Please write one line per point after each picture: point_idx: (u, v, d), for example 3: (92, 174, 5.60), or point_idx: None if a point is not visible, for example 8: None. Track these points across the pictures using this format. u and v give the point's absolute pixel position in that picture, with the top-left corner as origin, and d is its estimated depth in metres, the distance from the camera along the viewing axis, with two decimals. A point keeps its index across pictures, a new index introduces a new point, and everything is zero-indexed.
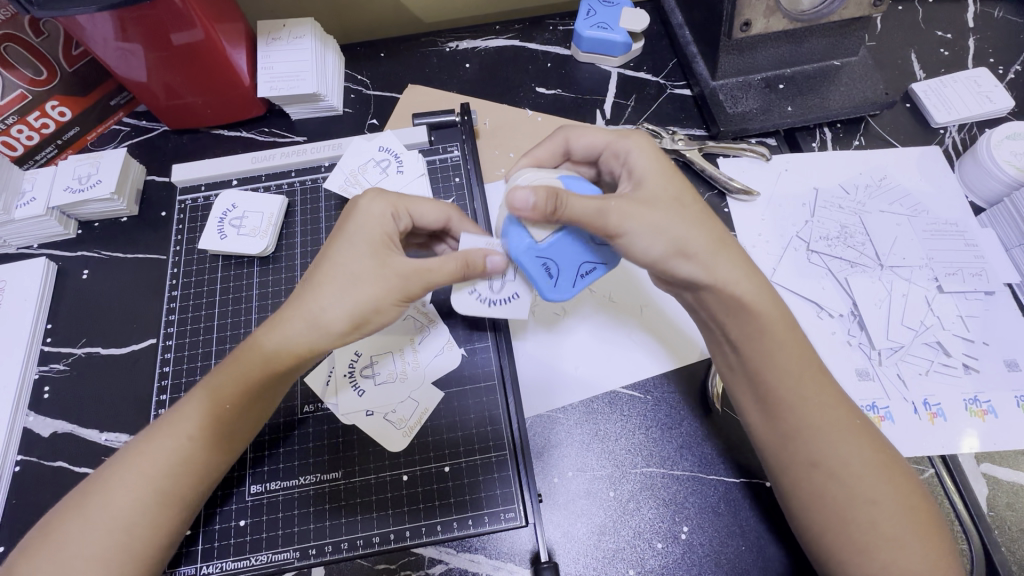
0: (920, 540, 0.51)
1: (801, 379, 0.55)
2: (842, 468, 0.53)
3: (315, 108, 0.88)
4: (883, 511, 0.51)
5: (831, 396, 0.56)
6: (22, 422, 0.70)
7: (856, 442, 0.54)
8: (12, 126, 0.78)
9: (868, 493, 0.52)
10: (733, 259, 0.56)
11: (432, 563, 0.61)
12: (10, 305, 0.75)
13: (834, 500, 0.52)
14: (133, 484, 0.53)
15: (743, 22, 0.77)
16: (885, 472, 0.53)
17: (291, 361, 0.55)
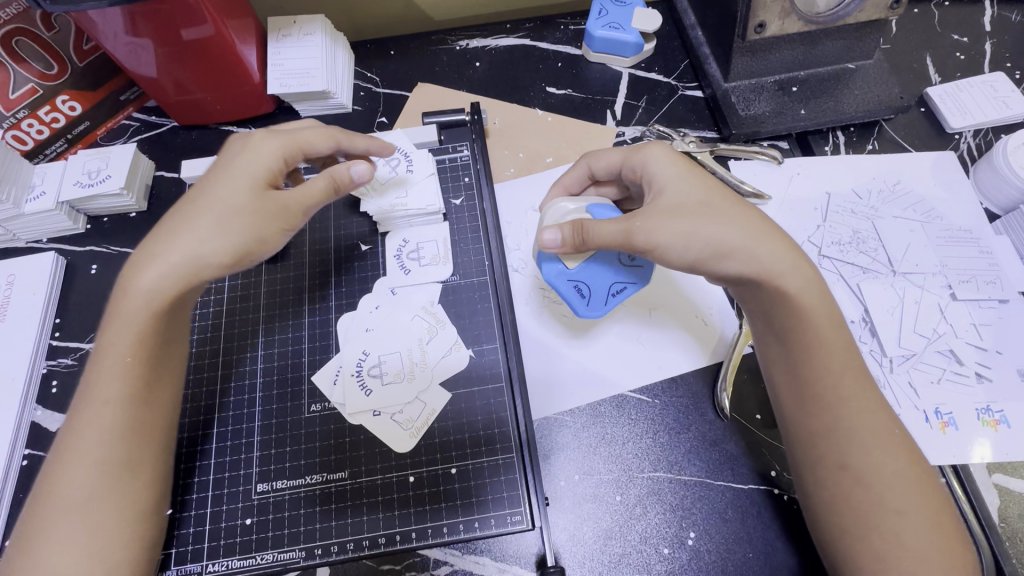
0: (944, 553, 0.50)
1: (843, 378, 0.55)
2: (874, 475, 0.52)
3: (325, 105, 0.87)
4: (909, 522, 0.51)
5: (872, 402, 0.54)
6: (30, 415, 0.70)
7: (893, 449, 0.53)
8: (22, 120, 0.78)
9: (899, 501, 0.51)
10: (775, 246, 0.56)
11: (437, 565, 0.60)
12: (19, 299, 0.75)
13: (864, 505, 0.52)
14: (78, 463, 0.51)
15: (757, 24, 0.76)
16: (919, 481, 0.52)
17: (170, 299, 0.54)
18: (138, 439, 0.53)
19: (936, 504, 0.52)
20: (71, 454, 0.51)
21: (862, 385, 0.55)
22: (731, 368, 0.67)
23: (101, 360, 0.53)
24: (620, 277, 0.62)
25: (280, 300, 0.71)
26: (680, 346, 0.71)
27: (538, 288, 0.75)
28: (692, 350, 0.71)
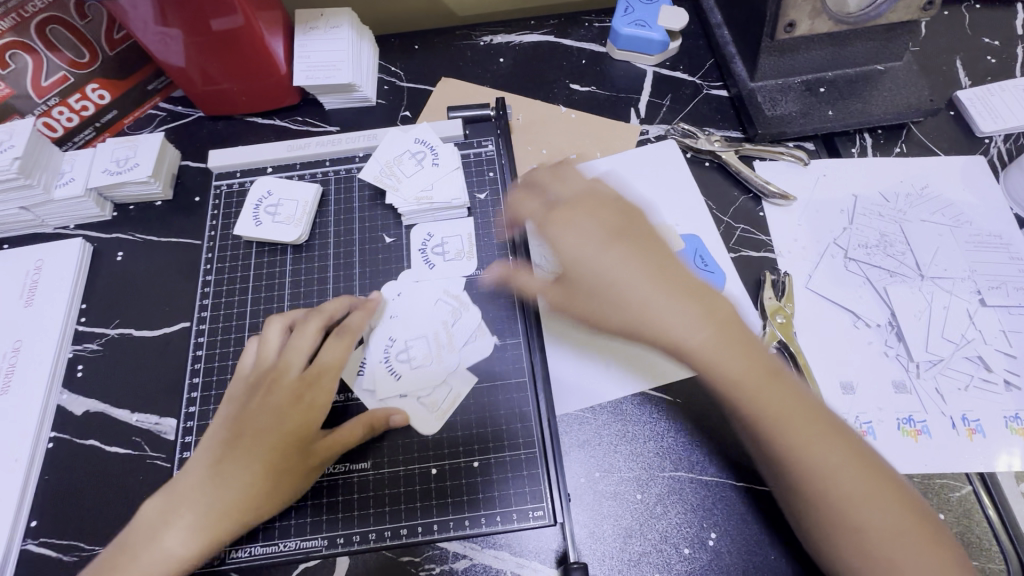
0: (918, 556, 0.50)
1: (783, 413, 0.53)
2: (838, 494, 0.51)
3: (349, 98, 0.88)
4: (871, 533, 0.51)
5: (813, 419, 0.54)
6: (56, 399, 0.71)
7: (848, 464, 0.52)
8: (53, 107, 0.79)
9: (867, 511, 0.51)
10: (688, 309, 0.55)
11: (456, 558, 0.60)
12: (47, 284, 0.76)
13: (836, 524, 0.52)
14: None
15: (786, 23, 0.76)
16: (878, 483, 0.52)
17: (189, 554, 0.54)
18: None
19: (902, 502, 0.52)
20: None
21: (798, 407, 0.54)
22: None
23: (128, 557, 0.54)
24: None
25: (304, 289, 0.72)
26: None
27: None
28: None
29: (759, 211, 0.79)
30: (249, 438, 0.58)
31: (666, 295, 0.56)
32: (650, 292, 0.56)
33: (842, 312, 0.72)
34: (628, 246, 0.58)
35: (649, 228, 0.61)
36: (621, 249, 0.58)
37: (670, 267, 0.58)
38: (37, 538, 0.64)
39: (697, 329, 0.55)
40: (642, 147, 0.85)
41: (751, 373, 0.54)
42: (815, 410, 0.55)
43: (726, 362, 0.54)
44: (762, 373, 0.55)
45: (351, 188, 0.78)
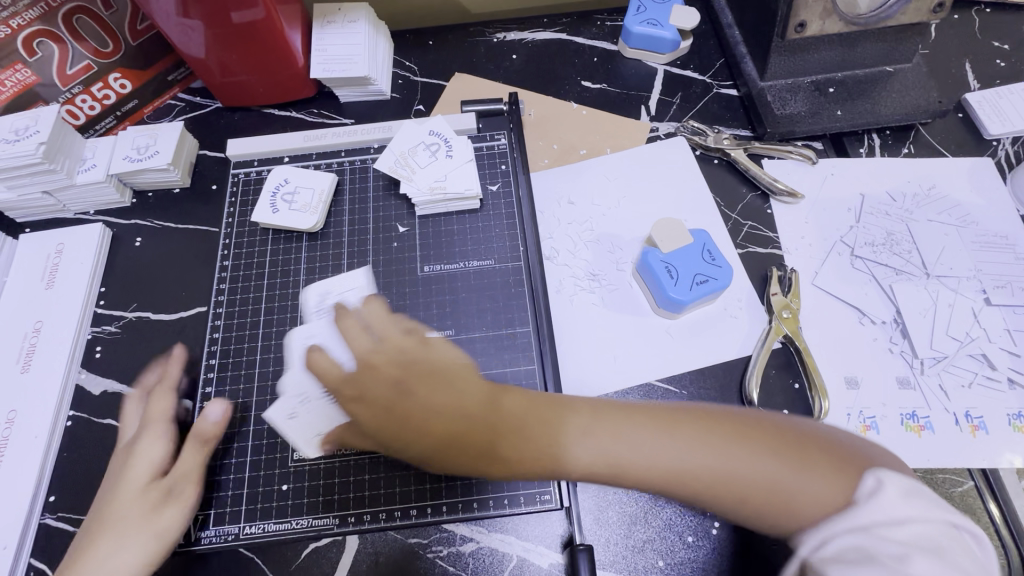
0: (785, 464, 0.46)
1: (607, 440, 0.48)
2: (709, 475, 0.46)
3: (365, 91, 0.89)
4: (744, 475, 0.46)
5: (639, 424, 0.49)
6: (74, 378, 0.73)
7: (686, 441, 0.48)
8: (77, 95, 0.81)
9: (742, 470, 0.46)
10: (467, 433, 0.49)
11: (464, 540, 0.62)
12: (68, 267, 0.78)
13: (727, 505, 0.47)
14: None
15: (797, 23, 0.76)
16: (734, 435, 0.47)
17: None
18: None
19: (762, 438, 0.47)
20: None
21: (616, 422, 0.49)
22: (761, 360, 0.68)
23: None
24: (702, 267, 0.71)
25: (319, 276, 0.74)
26: (712, 337, 0.72)
27: (569, 277, 0.77)
28: (723, 343, 0.72)
29: (767, 208, 0.80)
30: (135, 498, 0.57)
31: (445, 395, 0.50)
32: (467, 410, 0.49)
33: (848, 309, 0.73)
34: (383, 364, 0.51)
35: (387, 316, 0.55)
36: (426, 369, 0.51)
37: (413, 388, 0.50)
38: (55, 513, 0.66)
39: (519, 408, 0.50)
40: (652, 144, 0.86)
41: (581, 439, 0.48)
42: (632, 409, 0.50)
43: (536, 429, 0.49)
44: (553, 409, 0.50)
45: (366, 178, 0.80)
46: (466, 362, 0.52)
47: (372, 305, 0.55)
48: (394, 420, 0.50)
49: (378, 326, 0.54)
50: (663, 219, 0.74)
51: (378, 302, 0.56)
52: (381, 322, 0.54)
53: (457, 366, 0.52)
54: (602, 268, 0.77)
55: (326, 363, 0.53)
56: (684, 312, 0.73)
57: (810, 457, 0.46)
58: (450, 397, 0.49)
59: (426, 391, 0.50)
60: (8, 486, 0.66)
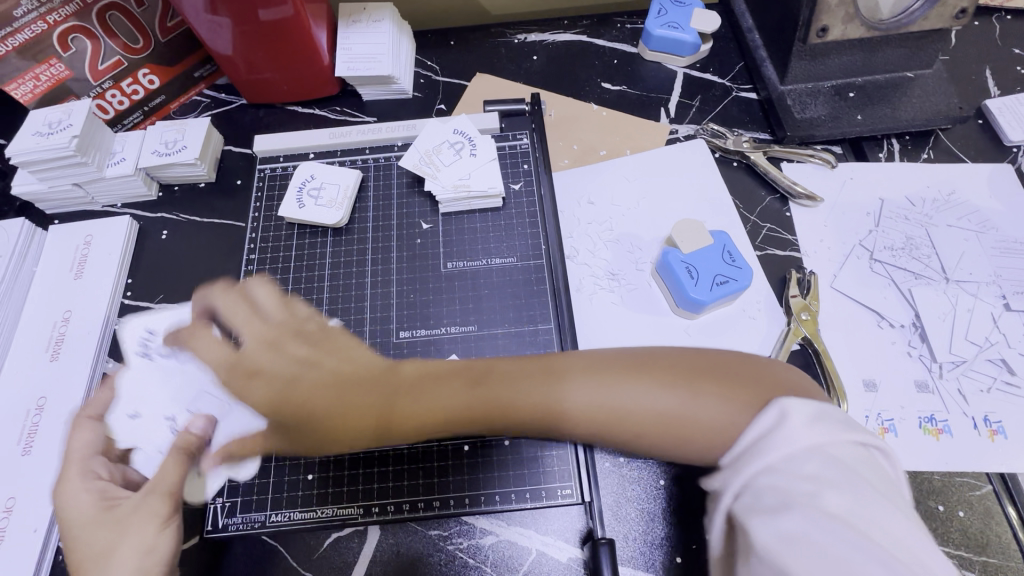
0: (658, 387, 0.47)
1: (529, 399, 0.50)
2: (639, 422, 0.47)
3: (388, 90, 0.91)
4: (653, 407, 0.47)
5: (556, 382, 0.50)
6: (102, 367, 0.74)
7: (613, 391, 0.48)
8: (107, 90, 0.83)
9: (668, 414, 0.46)
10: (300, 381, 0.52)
11: (484, 533, 0.62)
12: (96, 258, 0.79)
13: (651, 447, 0.48)
14: None
15: (819, 28, 0.77)
16: (631, 372, 0.49)
17: None
18: None
19: (681, 378, 0.48)
20: None
21: (532, 379, 0.51)
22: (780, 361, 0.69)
23: None
24: (723, 269, 0.72)
25: (343, 270, 0.75)
26: (731, 337, 0.73)
27: (589, 276, 0.77)
28: (742, 344, 0.72)
29: (785, 211, 0.81)
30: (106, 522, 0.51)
31: (363, 377, 0.52)
32: (354, 395, 0.51)
33: (867, 312, 0.73)
34: (266, 340, 0.54)
35: (279, 301, 0.57)
36: (318, 349, 0.54)
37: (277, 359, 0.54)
38: None
39: (448, 395, 0.51)
40: (672, 146, 0.87)
41: (456, 389, 0.51)
42: (541, 365, 0.52)
43: (462, 405, 0.50)
44: (464, 386, 0.51)
45: (390, 175, 0.81)
46: (357, 351, 0.54)
47: (245, 291, 0.58)
48: (297, 399, 0.51)
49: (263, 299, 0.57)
50: (683, 220, 0.75)
51: (263, 283, 0.58)
52: (268, 295, 0.57)
53: (342, 348, 0.54)
54: (621, 268, 0.78)
55: (207, 342, 0.57)
56: (703, 312, 0.74)
57: (729, 386, 0.46)
58: (333, 372, 0.52)
59: (284, 358, 0.53)
60: (37, 471, 0.67)
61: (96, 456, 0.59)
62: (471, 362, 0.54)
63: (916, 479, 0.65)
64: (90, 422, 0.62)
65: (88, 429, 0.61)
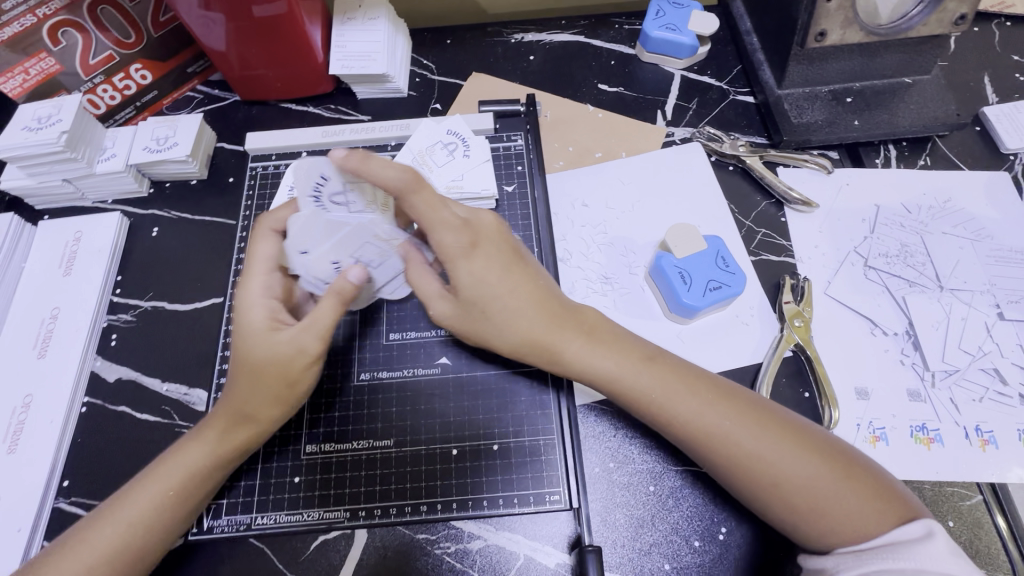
0: (834, 475, 0.53)
1: (668, 393, 0.58)
2: (745, 454, 0.55)
3: (382, 88, 0.90)
4: (790, 474, 0.54)
5: (697, 394, 0.58)
6: (90, 365, 0.74)
7: (741, 419, 0.56)
8: (98, 85, 0.82)
9: (779, 464, 0.54)
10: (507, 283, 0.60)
11: (471, 537, 0.62)
12: (85, 254, 0.79)
13: (745, 477, 0.55)
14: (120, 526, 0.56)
15: (818, 32, 0.76)
16: (788, 436, 0.55)
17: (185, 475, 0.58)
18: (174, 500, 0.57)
19: (811, 446, 0.55)
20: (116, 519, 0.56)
21: (683, 384, 0.58)
22: (772, 367, 0.69)
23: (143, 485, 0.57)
24: (716, 274, 0.71)
25: None
26: (723, 342, 0.72)
27: (582, 279, 0.77)
28: (735, 349, 0.72)
29: (780, 216, 0.81)
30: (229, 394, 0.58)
31: (555, 320, 0.61)
32: (548, 333, 0.61)
33: (861, 319, 0.73)
34: (484, 256, 0.60)
35: (497, 224, 0.63)
36: (515, 271, 0.61)
37: (493, 241, 0.61)
38: (68, 498, 0.67)
39: (615, 367, 0.60)
40: (668, 149, 0.86)
41: (704, 404, 0.57)
42: (695, 377, 0.59)
43: (625, 375, 0.59)
44: (641, 364, 0.60)
45: None
46: (557, 291, 0.63)
47: (476, 210, 0.63)
48: (498, 313, 0.60)
49: (461, 212, 0.62)
50: (677, 224, 0.74)
51: (491, 216, 0.63)
52: (453, 208, 0.62)
53: (540, 281, 0.62)
54: (615, 271, 0.77)
55: (453, 230, 0.59)
56: (697, 317, 0.73)
57: (827, 459, 0.54)
58: (538, 301, 0.61)
59: (520, 283, 0.60)
60: (23, 470, 0.66)
61: (276, 271, 0.61)
62: (641, 342, 0.63)
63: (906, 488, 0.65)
64: (272, 235, 0.62)
65: (271, 241, 0.62)
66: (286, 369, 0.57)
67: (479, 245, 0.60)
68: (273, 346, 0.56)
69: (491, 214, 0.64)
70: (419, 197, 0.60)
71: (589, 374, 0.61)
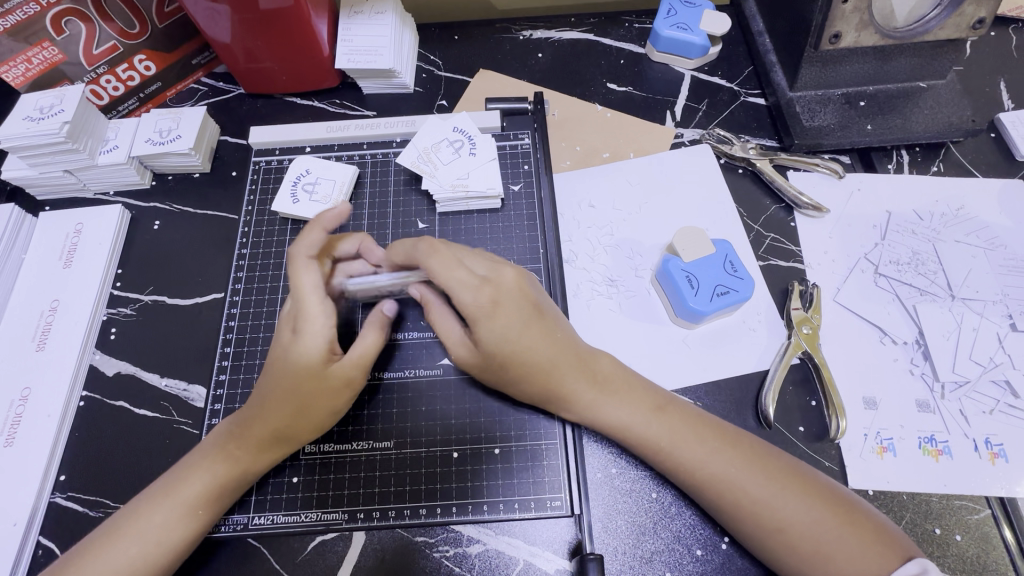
0: (835, 518, 0.53)
1: (680, 437, 0.58)
2: (751, 499, 0.55)
3: (388, 83, 0.89)
4: (794, 517, 0.54)
5: (706, 438, 0.58)
6: (89, 359, 0.73)
7: (747, 463, 0.56)
8: (101, 76, 0.81)
9: (782, 510, 0.54)
10: (532, 334, 0.58)
11: (470, 541, 0.61)
12: (86, 246, 0.78)
13: (755, 522, 0.55)
14: (132, 548, 0.55)
15: (832, 34, 0.75)
16: (792, 480, 0.55)
17: (211, 493, 0.58)
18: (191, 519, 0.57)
19: (814, 491, 0.55)
20: (129, 538, 0.55)
21: (690, 430, 0.58)
22: (779, 374, 0.67)
23: (159, 505, 0.57)
24: (724, 279, 0.70)
25: None
26: (729, 349, 0.71)
27: (587, 281, 0.76)
28: (741, 356, 0.71)
29: (790, 221, 0.79)
30: (268, 420, 0.58)
31: (576, 372, 0.60)
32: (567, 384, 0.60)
33: (870, 327, 0.72)
34: (506, 313, 0.57)
35: (519, 283, 0.59)
36: (534, 327, 0.59)
37: (519, 296, 0.58)
38: (65, 493, 0.66)
39: (631, 417, 0.59)
40: (676, 150, 0.85)
41: (710, 450, 0.57)
42: (702, 420, 0.59)
43: (638, 421, 0.59)
44: (653, 414, 0.59)
45: (387, 172, 0.80)
46: (568, 339, 0.62)
47: (500, 265, 0.60)
48: (522, 368, 0.59)
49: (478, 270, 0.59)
50: (686, 228, 0.73)
51: (514, 272, 0.60)
52: (477, 264, 0.60)
53: (557, 331, 0.60)
54: (621, 273, 0.76)
55: (473, 290, 0.56)
56: (704, 322, 0.72)
57: (830, 503, 0.54)
58: (554, 343, 0.60)
59: (540, 339, 0.59)
60: (19, 464, 0.66)
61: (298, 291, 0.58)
62: (651, 388, 0.62)
63: (914, 500, 0.64)
64: (310, 264, 0.59)
65: (314, 271, 0.58)
66: (338, 395, 0.58)
67: (507, 303, 0.57)
68: (324, 377, 0.57)
69: (514, 270, 0.60)
70: (449, 258, 0.57)
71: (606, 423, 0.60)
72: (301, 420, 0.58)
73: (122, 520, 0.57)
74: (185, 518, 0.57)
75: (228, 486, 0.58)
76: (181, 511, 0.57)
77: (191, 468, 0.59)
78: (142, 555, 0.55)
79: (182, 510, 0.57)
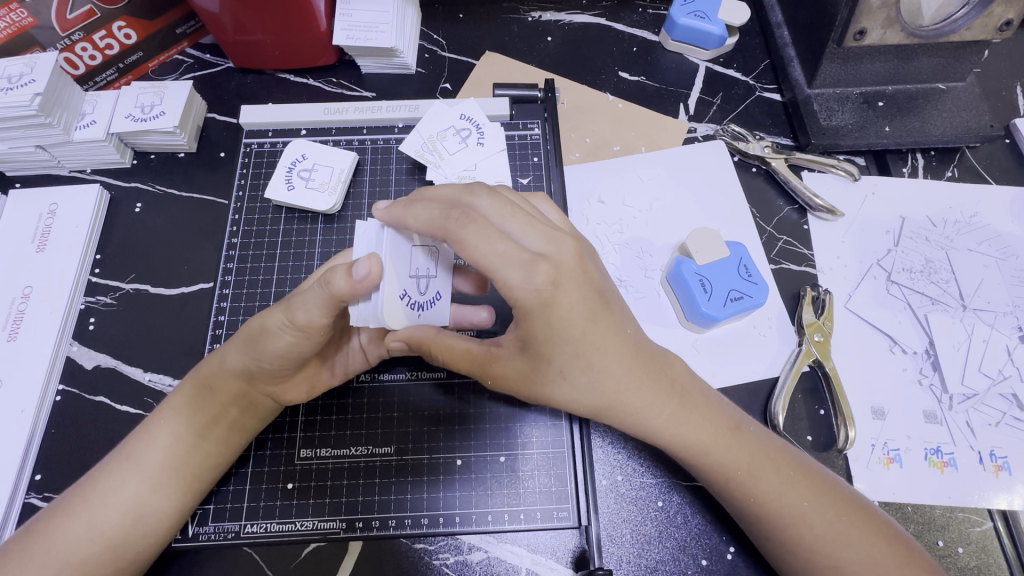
0: (884, 552, 0.53)
1: (752, 471, 0.55)
2: (810, 536, 0.54)
3: (388, 63, 0.83)
4: (849, 551, 0.53)
5: (774, 471, 0.56)
6: (65, 350, 0.68)
7: (814, 501, 0.55)
8: (77, 43, 0.75)
9: (836, 545, 0.54)
10: (603, 346, 0.52)
11: (472, 549, 0.59)
12: (61, 229, 0.72)
13: (803, 558, 0.54)
14: (95, 501, 0.53)
15: (857, 30, 0.71)
16: (847, 519, 0.55)
17: (170, 452, 0.55)
18: (145, 476, 0.54)
19: (865, 525, 0.54)
20: (95, 491, 0.54)
21: (760, 464, 0.56)
22: (789, 384, 0.66)
23: (124, 458, 0.55)
24: (738, 284, 0.68)
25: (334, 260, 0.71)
26: (739, 356, 0.70)
27: None
28: (750, 362, 0.69)
29: (803, 224, 0.77)
30: (221, 363, 0.56)
31: (642, 377, 0.54)
32: (632, 393, 0.54)
33: (880, 336, 0.71)
34: (569, 300, 0.49)
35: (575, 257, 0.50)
36: (595, 326, 0.52)
37: (589, 283, 0.51)
38: (41, 493, 0.63)
39: (697, 437, 0.56)
40: (689, 146, 0.82)
41: (772, 480, 0.55)
42: (773, 454, 0.57)
43: (710, 449, 0.56)
44: (727, 436, 0.56)
45: (387, 160, 0.76)
46: (636, 340, 0.55)
47: (553, 236, 0.50)
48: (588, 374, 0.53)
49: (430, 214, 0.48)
50: (700, 229, 0.71)
51: (572, 244, 0.50)
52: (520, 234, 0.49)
53: (622, 327, 0.54)
54: (630, 273, 0.74)
55: (522, 267, 0.47)
56: (714, 326, 0.70)
57: (883, 539, 0.54)
58: (623, 356, 0.53)
59: (600, 338, 0.52)
60: None
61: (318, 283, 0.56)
62: (723, 407, 0.58)
63: (917, 512, 0.64)
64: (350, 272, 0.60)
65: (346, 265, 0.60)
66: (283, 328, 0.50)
67: (584, 296, 0.50)
68: (275, 323, 0.51)
69: (566, 246, 0.50)
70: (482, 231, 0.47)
71: (661, 440, 0.57)
72: (254, 361, 0.53)
73: (95, 469, 0.56)
74: (142, 475, 0.54)
75: (181, 440, 0.55)
76: (142, 463, 0.54)
77: (157, 421, 0.57)
78: (99, 509, 0.53)
79: (130, 468, 0.54)
